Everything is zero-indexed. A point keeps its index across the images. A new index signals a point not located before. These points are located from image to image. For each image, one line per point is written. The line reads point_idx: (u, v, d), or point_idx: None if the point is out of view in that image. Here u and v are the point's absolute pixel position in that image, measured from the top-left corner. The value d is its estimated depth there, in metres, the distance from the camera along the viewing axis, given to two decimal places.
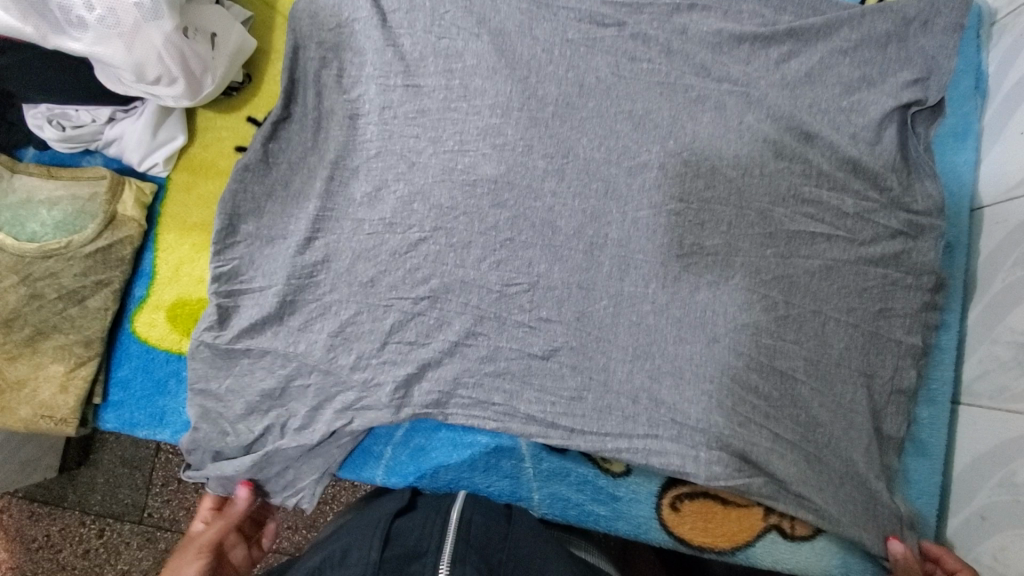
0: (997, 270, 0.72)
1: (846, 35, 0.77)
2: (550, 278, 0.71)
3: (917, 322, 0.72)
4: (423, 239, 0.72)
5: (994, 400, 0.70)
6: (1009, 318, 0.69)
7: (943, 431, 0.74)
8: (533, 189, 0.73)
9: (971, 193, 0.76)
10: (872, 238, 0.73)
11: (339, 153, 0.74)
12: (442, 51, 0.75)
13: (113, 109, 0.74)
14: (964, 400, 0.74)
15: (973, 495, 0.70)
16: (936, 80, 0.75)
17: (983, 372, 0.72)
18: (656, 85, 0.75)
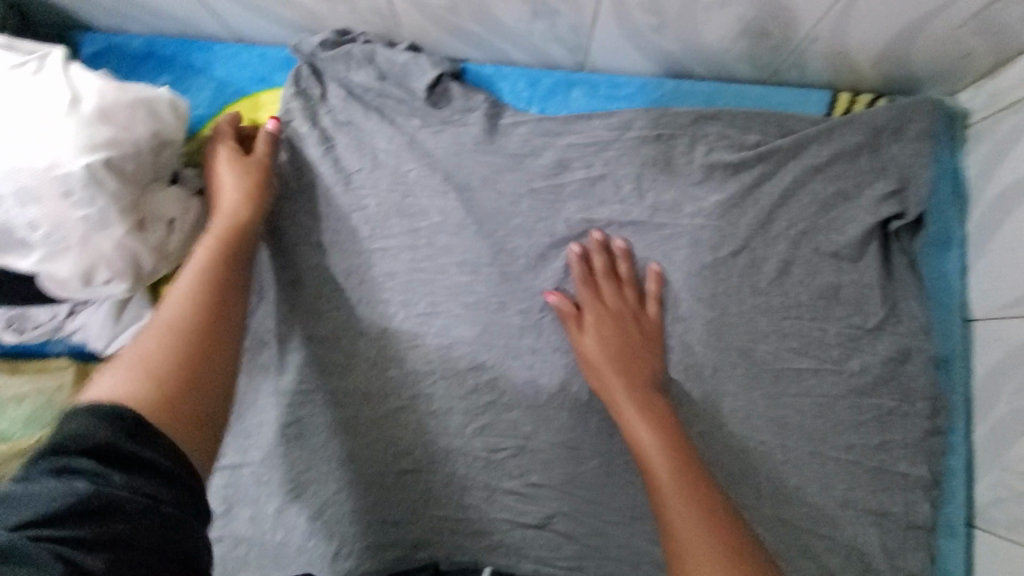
0: (999, 392, 0.66)
1: (813, 157, 0.72)
2: (536, 441, 0.70)
3: (922, 451, 0.68)
4: (401, 408, 0.71)
5: (1013, 529, 0.63)
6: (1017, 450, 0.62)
7: (961, 560, 0.67)
8: (510, 348, 0.73)
9: (961, 306, 0.70)
10: (863, 371, 0.69)
11: (304, 326, 0.73)
12: (407, 211, 0.76)
13: (72, 304, 0.68)
14: (980, 525, 0.68)
15: None
16: (913, 191, 0.70)
17: (996, 499, 0.66)
18: (627, 228, 0.74)
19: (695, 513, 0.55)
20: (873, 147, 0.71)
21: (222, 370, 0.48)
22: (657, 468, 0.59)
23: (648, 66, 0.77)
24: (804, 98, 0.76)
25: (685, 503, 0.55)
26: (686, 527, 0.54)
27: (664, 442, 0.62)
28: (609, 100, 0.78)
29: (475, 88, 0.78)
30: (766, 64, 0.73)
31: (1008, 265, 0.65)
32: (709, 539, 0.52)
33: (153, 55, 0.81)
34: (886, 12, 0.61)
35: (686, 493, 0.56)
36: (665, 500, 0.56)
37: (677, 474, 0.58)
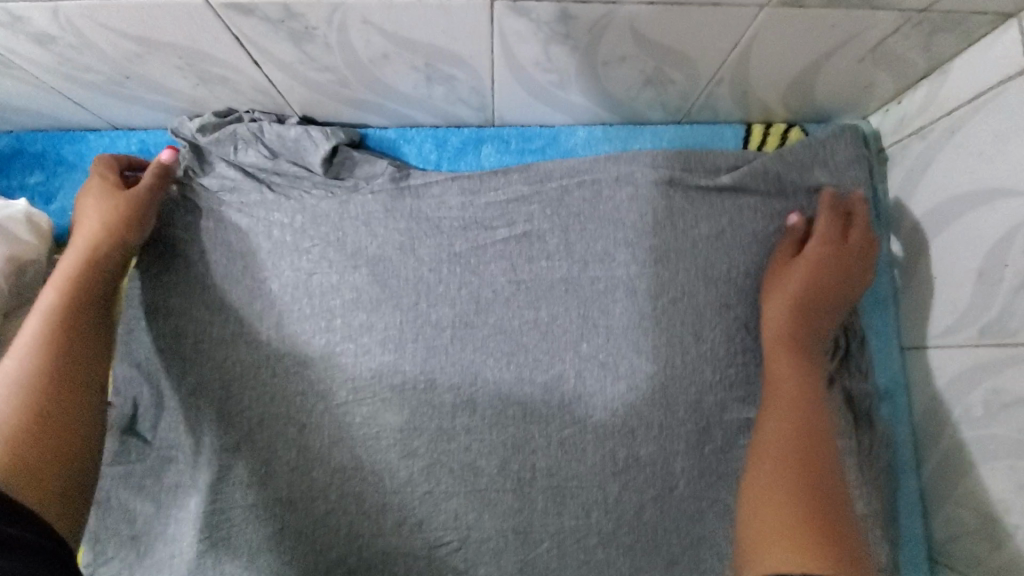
0: (943, 419, 0.68)
1: (756, 195, 0.71)
2: (481, 529, 0.66)
3: (873, 489, 0.67)
4: (330, 511, 0.65)
5: (972, 560, 0.65)
6: (969, 481, 0.64)
7: None
8: (445, 431, 0.66)
9: (897, 335, 0.72)
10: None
11: (215, 436, 0.66)
12: (316, 289, 0.68)
13: None
14: (939, 552, 0.70)
15: None
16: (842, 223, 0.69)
17: (952, 526, 0.68)
18: (559, 282, 0.69)
19: (804, 488, 0.59)
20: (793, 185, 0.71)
21: (73, 417, 0.55)
22: (773, 442, 0.62)
23: (558, 119, 0.75)
24: (718, 136, 0.77)
25: (793, 484, 0.59)
26: (780, 495, 0.58)
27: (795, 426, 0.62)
28: (523, 155, 0.76)
29: (379, 155, 0.75)
30: (679, 107, 0.72)
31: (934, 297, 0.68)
32: (787, 516, 0.57)
33: (20, 152, 0.75)
34: (783, 57, 0.60)
35: (803, 469, 0.60)
36: (760, 486, 0.60)
37: (792, 459, 0.60)
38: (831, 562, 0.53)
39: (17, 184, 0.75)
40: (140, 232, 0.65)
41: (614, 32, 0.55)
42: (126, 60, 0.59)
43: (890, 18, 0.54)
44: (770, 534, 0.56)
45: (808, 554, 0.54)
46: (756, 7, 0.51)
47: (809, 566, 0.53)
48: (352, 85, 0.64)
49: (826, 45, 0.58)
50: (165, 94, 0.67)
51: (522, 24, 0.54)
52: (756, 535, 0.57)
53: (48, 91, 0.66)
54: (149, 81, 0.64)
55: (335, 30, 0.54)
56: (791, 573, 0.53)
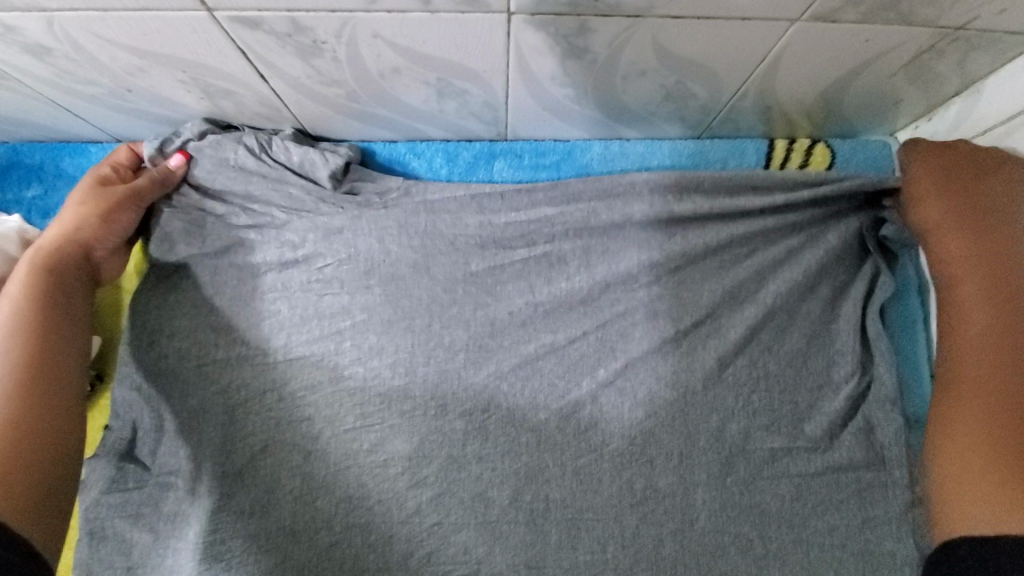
0: None
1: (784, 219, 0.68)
2: (492, 563, 0.62)
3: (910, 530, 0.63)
4: (335, 543, 0.62)
5: None
6: None
7: None
8: (455, 459, 0.64)
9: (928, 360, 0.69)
10: (850, 449, 0.64)
11: (216, 464, 0.63)
12: (326, 310, 0.67)
13: None
14: None
15: None
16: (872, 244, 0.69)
17: None
18: (576, 305, 0.67)
19: (1018, 405, 0.55)
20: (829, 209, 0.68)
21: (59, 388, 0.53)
22: (985, 343, 0.58)
23: (574, 133, 0.71)
24: (740, 152, 0.72)
25: (1007, 404, 0.55)
26: (975, 422, 0.56)
27: (1004, 324, 0.58)
28: (536, 171, 0.73)
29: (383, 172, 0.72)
30: (698, 122, 0.68)
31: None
32: (1011, 440, 0.53)
33: (16, 164, 0.73)
34: (810, 71, 0.58)
35: (995, 378, 0.56)
36: (969, 407, 0.57)
37: (992, 381, 0.57)
38: (1014, 505, 0.50)
39: (13, 198, 0.73)
40: (105, 229, 0.64)
41: (636, 46, 0.52)
42: (126, 72, 0.57)
43: (923, 33, 0.52)
44: (979, 457, 0.54)
45: (1005, 504, 0.51)
46: (787, 20, 0.49)
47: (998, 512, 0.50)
48: (361, 99, 0.62)
49: (854, 60, 0.56)
50: (170, 107, 0.65)
51: (540, 37, 0.51)
52: (960, 473, 0.55)
53: (48, 102, 0.63)
54: (152, 94, 0.61)
55: (344, 44, 0.51)
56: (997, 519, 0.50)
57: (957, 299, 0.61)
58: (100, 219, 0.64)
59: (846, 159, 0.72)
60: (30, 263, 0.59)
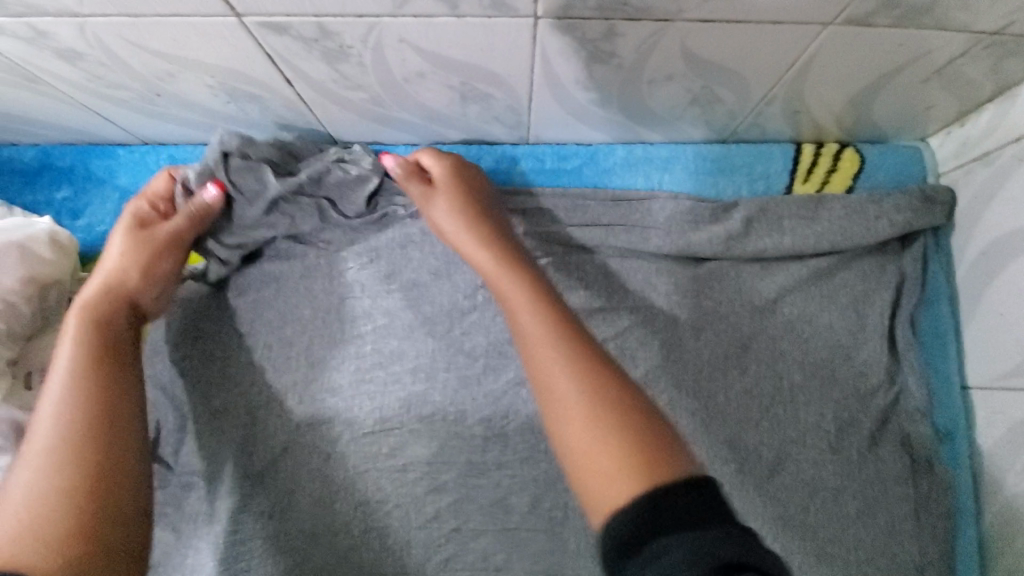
0: (1010, 465, 0.63)
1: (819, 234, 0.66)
2: (510, 570, 0.62)
3: (935, 547, 0.62)
4: (353, 546, 0.62)
5: None
6: None
7: None
8: (474, 465, 0.63)
9: (959, 371, 0.68)
10: (879, 465, 0.63)
11: (237, 465, 0.63)
12: (348, 315, 0.67)
13: None
14: None
15: None
16: (896, 257, 0.68)
17: None
18: (597, 312, 0.66)
19: (600, 380, 0.47)
20: (863, 214, 0.66)
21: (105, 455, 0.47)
22: (540, 352, 0.49)
23: (596, 137, 0.70)
24: (766, 157, 0.71)
25: (587, 396, 0.45)
26: (572, 414, 0.45)
27: (541, 328, 0.50)
28: (559, 175, 0.72)
29: None
30: (724, 127, 0.67)
31: (1004, 338, 0.63)
32: (594, 428, 0.44)
33: (48, 166, 0.74)
34: (841, 76, 0.56)
35: (572, 355, 0.47)
36: (551, 386, 0.47)
37: (581, 360, 0.48)
38: (664, 445, 0.43)
39: (42, 200, 0.74)
40: (148, 285, 0.60)
41: (662, 50, 0.52)
42: (155, 76, 0.57)
43: (960, 38, 0.50)
44: (586, 451, 0.44)
45: (647, 440, 0.43)
46: (818, 24, 0.48)
47: (646, 455, 0.42)
48: (384, 102, 0.62)
49: (888, 65, 0.54)
50: (195, 110, 0.65)
51: (565, 41, 0.51)
52: (585, 474, 0.43)
53: (78, 105, 0.64)
54: (179, 98, 0.62)
55: (370, 49, 0.51)
56: (631, 479, 0.41)
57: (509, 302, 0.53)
58: (138, 271, 0.59)
59: (877, 166, 0.70)
60: (80, 314, 0.55)
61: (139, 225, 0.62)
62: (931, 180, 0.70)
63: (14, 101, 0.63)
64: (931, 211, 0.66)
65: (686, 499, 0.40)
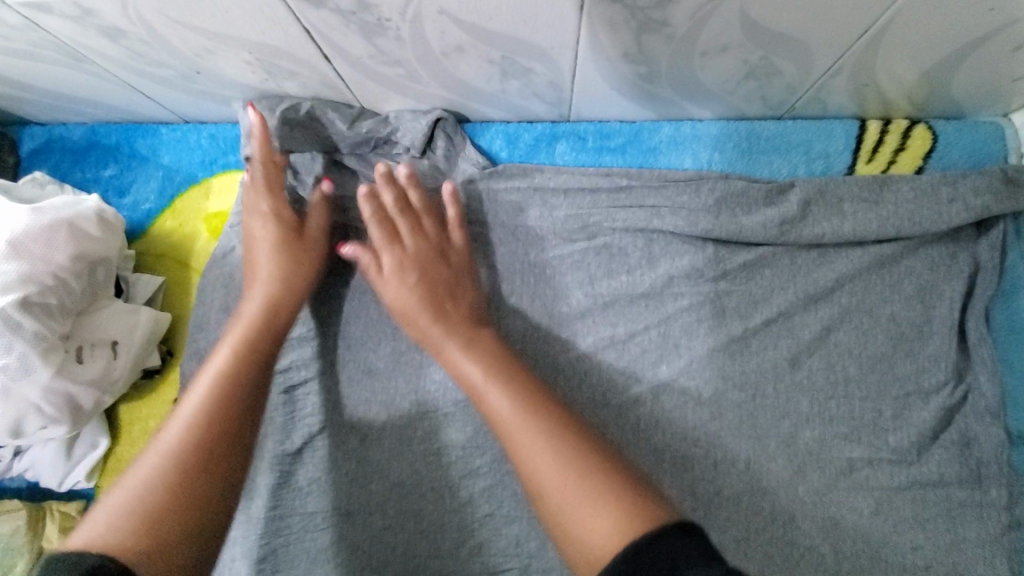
0: None
1: (887, 217, 0.61)
2: (544, 559, 0.60)
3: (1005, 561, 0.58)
4: (388, 527, 0.62)
5: None
6: None
7: None
8: (509, 451, 0.62)
9: None
10: (941, 468, 0.60)
11: (276, 443, 0.64)
12: (385, 296, 0.66)
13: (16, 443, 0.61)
14: None
15: None
16: (967, 244, 0.63)
17: None
18: (640, 299, 0.64)
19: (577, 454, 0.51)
20: (933, 196, 0.60)
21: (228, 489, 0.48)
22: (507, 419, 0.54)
23: (640, 114, 0.67)
24: (827, 134, 0.66)
25: (580, 494, 0.51)
26: (575, 507, 0.50)
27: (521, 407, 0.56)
28: (600, 155, 0.68)
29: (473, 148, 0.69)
30: (779, 103, 0.63)
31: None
32: (578, 482, 0.51)
33: (95, 145, 0.73)
34: (921, 44, 0.51)
35: (526, 411, 0.54)
36: (551, 485, 0.53)
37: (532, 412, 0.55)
38: (625, 491, 0.51)
39: (91, 177, 0.72)
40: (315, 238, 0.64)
41: (719, 18, 0.48)
42: (195, 53, 0.57)
43: None
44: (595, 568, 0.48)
45: (621, 493, 0.51)
46: None
47: (621, 529, 0.47)
48: (422, 78, 0.59)
49: (973, 33, 0.49)
50: (237, 90, 0.64)
51: (614, 9, 0.47)
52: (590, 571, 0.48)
53: (124, 85, 0.64)
54: (221, 77, 0.61)
55: (409, 22, 0.49)
56: (622, 535, 0.47)
57: (467, 382, 0.59)
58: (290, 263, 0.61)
59: (950, 144, 0.64)
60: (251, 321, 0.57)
61: (269, 179, 0.62)
62: (1012, 160, 0.63)
63: (58, 79, 0.63)
64: (1014, 195, 0.60)
65: (676, 544, 0.44)
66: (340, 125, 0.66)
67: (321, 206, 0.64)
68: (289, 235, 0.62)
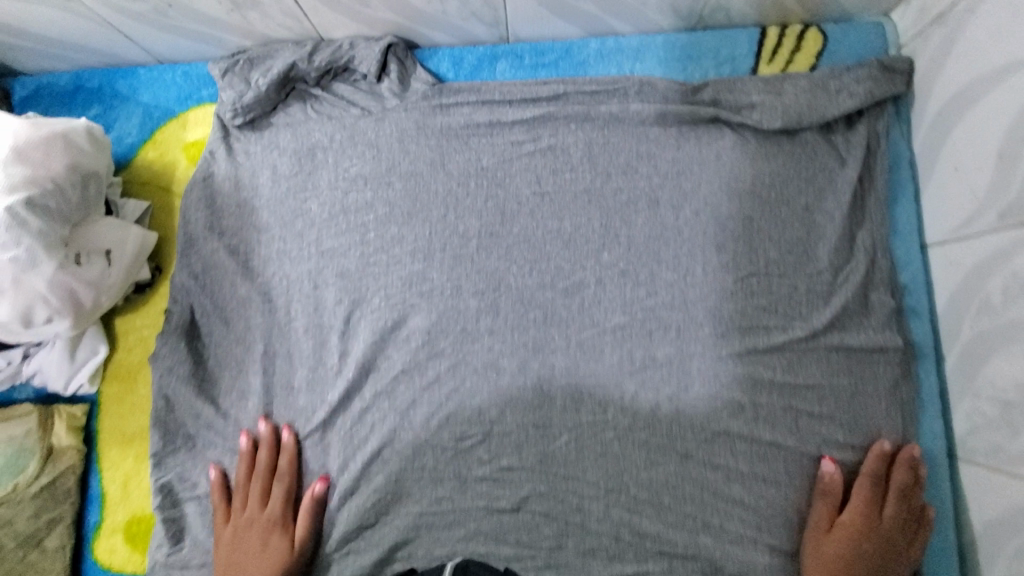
0: (962, 317, 0.63)
1: (783, 104, 0.69)
2: (503, 423, 0.68)
3: (894, 405, 0.65)
4: (365, 408, 0.69)
5: (991, 460, 0.60)
6: (987, 373, 0.59)
7: (948, 494, 0.64)
8: (469, 332, 0.70)
9: (916, 229, 0.68)
10: (845, 326, 0.67)
11: (264, 342, 0.71)
12: (351, 207, 0.73)
13: (25, 347, 0.67)
14: (961, 455, 0.64)
15: (992, 563, 0.60)
16: (866, 121, 0.69)
17: (974, 428, 0.62)
18: (581, 194, 0.71)
19: None
20: (824, 88, 0.69)
21: None
22: None
23: (571, 32, 0.75)
24: (734, 40, 0.74)
25: None
26: None
27: None
28: (536, 70, 0.76)
29: (420, 69, 0.76)
30: (689, 13, 0.71)
31: (955, 187, 0.62)
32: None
33: (80, 88, 0.79)
34: None
35: None
36: None
37: None
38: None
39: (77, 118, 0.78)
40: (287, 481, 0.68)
41: None
42: None
43: None
44: None
45: None
46: None
47: None
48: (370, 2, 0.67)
49: None
50: (207, 26, 0.71)
51: None
52: None
53: (103, 25, 0.70)
54: (190, 10, 0.68)
55: None
56: None
57: None
58: (259, 482, 0.68)
59: (839, 43, 0.72)
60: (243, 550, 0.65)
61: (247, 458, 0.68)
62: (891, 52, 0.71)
63: (39, 20, 0.69)
64: (892, 81, 0.68)
65: None
66: (301, 52, 0.73)
67: (260, 356, 0.71)
68: (251, 459, 0.68)
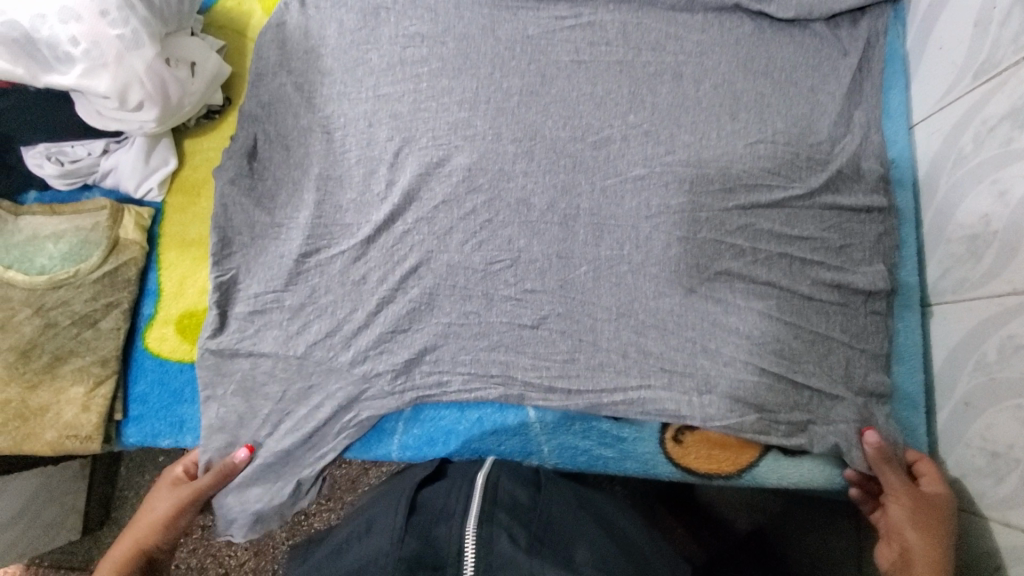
0: (939, 176, 0.73)
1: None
2: (530, 252, 0.76)
3: (877, 253, 0.75)
4: (407, 230, 0.77)
5: (957, 293, 0.70)
6: (959, 217, 0.69)
7: (918, 334, 0.74)
8: (505, 172, 0.78)
9: (903, 111, 0.79)
10: (838, 186, 0.76)
11: (321, 167, 0.79)
12: (408, 59, 0.81)
13: (106, 142, 0.80)
14: (934, 301, 0.74)
15: (954, 384, 0.70)
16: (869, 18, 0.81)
17: (945, 272, 0.72)
18: (614, 64, 0.81)
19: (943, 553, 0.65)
20: None
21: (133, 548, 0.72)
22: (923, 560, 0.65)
23: None
24: None
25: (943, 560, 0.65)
26: None
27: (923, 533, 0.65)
28: None
29: None
30: None
31: (940, 64, 0.74)
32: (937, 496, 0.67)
33: None
34: None
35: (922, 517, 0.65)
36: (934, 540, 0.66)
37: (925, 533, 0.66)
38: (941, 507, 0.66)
39: None
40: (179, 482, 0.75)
41: None
42: None
43: None
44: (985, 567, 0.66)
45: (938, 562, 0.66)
46: None
47: None
48: None
49: None
50: None
51: None
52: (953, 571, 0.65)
53: None
54: None
55: None
56: None
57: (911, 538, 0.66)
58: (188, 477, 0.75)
59: None
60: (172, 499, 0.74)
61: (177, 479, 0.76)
62: None
63: None
64: None
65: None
66: None
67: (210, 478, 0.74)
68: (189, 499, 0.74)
